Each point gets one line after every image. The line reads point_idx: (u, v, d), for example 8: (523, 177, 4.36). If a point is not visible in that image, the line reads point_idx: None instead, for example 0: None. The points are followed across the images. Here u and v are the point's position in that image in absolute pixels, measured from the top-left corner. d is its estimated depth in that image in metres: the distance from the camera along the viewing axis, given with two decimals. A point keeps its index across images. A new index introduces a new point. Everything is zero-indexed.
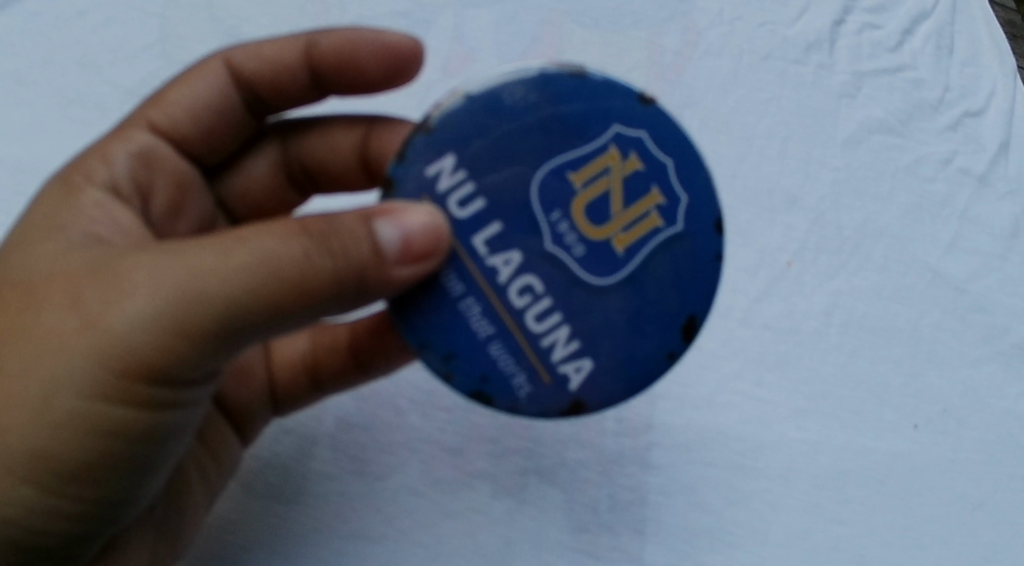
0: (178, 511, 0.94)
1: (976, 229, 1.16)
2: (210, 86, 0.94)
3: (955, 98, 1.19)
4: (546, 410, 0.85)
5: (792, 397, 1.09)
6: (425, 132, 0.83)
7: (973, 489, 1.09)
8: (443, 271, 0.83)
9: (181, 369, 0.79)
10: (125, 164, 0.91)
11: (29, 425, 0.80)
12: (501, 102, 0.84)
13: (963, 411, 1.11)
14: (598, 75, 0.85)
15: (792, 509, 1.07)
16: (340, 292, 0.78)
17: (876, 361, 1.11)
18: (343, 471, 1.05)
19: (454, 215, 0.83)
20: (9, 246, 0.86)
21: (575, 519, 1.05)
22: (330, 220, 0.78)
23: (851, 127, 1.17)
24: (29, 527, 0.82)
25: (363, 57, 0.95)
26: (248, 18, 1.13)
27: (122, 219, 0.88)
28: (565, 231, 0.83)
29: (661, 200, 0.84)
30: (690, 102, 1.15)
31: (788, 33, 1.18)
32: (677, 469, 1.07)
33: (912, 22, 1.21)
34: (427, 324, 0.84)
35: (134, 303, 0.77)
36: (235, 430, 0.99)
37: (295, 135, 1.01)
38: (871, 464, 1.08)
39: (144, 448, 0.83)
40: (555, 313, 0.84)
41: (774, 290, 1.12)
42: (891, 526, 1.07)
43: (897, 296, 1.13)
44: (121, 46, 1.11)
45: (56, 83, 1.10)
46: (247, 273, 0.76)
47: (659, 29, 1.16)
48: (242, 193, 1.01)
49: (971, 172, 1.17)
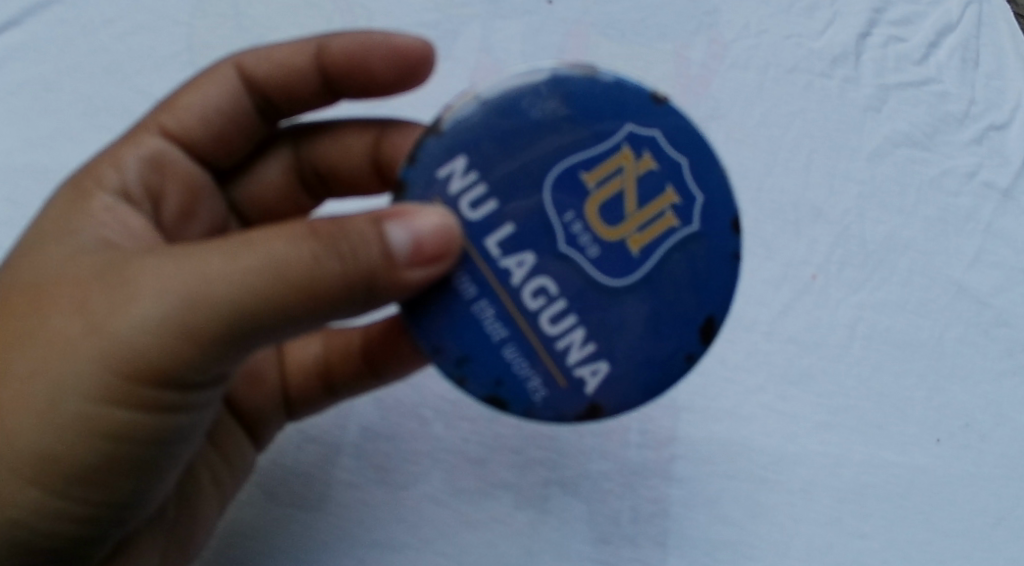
0: (189, 513, 0.94)
1: (1000, 243, 1.15)
2: (221, 91, 0.94)
3: (981, 111, 1.18)
4: (562, 415, 0.84)
5: (815, 411, 1.09)
6: (437, 134, 0.83)
7: (995, 504, 1.08)
8: (455, 274, 0.82)
9: (188, 373, 0.79)
10: (135, 170, 0.90)
11: (37, 427, 0.80)
12: (514, 105, 0.83)
13: (986, 426, 1.10)
14: (610, 75, 0.84)
15: (815, 523, 1.06)
16: (350, 295, 0.78)
17: (900, 376, 1.10)
18: (367, 479, 1.05)
19: (467, 217, 0.82)
20: (21, 251, 0.86)
21: (598, 530, 1.04)
22: (340, 223, 0.77)
23: (877, 140, 1.16)
24: (34, 528, 0.82)
25: (375, 61, 0.94)
26: (276, 27, 1.13)
27: (134, 225, 0.88)
28: (579, 232, 0.82)
29: (676, 199, 0.83)
30: (716, 114, 1.15)
31: (815, 45, 1.17)
32: (701, 482, 1.06)
33: (939, 34, 1.19)
34: (440, 327, 0.83)
35: (141, 306, 0.77)
36: (246, 434, 0.98)
37: (307, 140, 1.00)
38: (894, 478, 1.08)
39: (149, 452, 0.82)
40: (570, 315, 0.83)
41: (799, 303, 1.11)
42: (911, 540, 1.07)
43: (921, 310, 1.12)
44: (149, 54, 1.12)
45: (84, 90, 1.11)
46: (255, 277, 0.76)
47: (686, 41, 1.16)
48: (255, 199, 1.00)
49: (996, 186, 1.16)
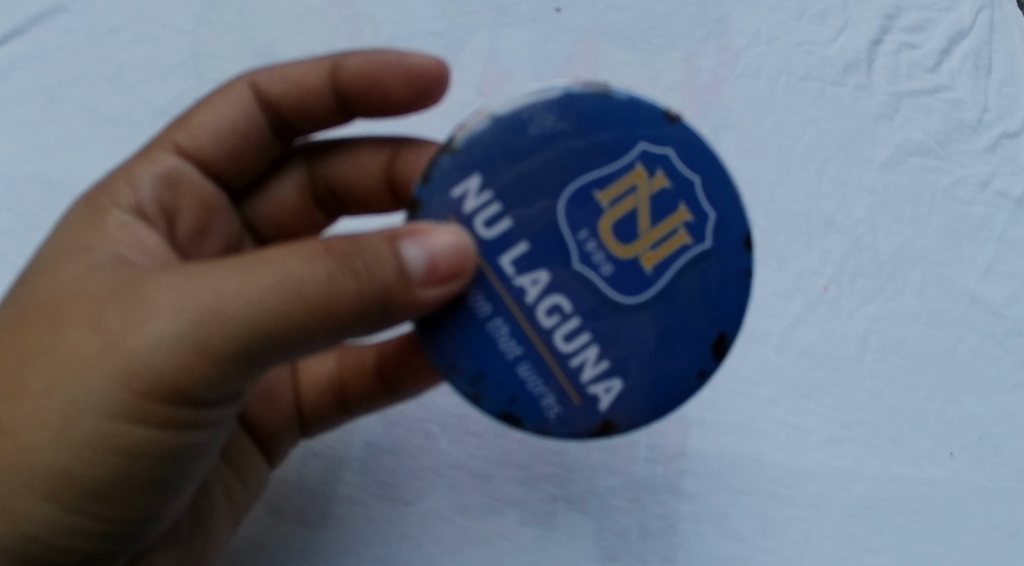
0: (203, 531, 0.93)
1: (1014, 253, 1.13)
2: (236, 109, 0.92)
3: (995, 118, 1.16)
4: (575, 432, 0.83)
5: (827, 424, 1.07)
6: (450, 153, 0.81)
7: (1008, 518, 1.07)
8: (469, 292, 0.81)
9: (202, 391, 0.78)
10: (150, 187, 0.89)
11: (51, 443, 0.78)
12: (529, 123, 0.82)
13: (1000, 438, 1.09)
14: (622, 93, 0.83)
15: (825, 538, 1.05)
16: (366, 314, 0.77)
17: (912, 389, 1.09)
18: (372, 495, 1.03)
19: (481, 235, 0.81)
20: (35, 267, 0.84)
21: (606, 547, 1.03)
22: (356, 241, 0.76)
23: (889, 149, 1.14)
24: (48, 543, 0.81)
25: (389, 80, 0.93)
26: (282, 37, 1.12)
27: (147, 241, 0.86)
28: (593, 250, 0.81)
29: (689, 217, 0.82)
30: (727, 124, 1.13)
31: (826, 53, 1.16)
32: (710, 497, 1.05)
33: (951, 40, 1.17)
34: (453, 345, 0.82)
35: (156, 324, 0.76)
36: (260, 451, 0.97)
37: (321, 158, 0.99)
38: (906, 492, 1.07)
39: (163, 468, 0.81)
40: (585, 332, 0.81)
41: (811, 315, 1.10)
42: (923, 555, 1.06)
43: (934, 321, 1.11)
44: (154, 62, 1.11)
45: (88, 99, 1.10)
46: (271, 295, 0.75)
47: (696, 49, 1.14)
48: (269, 216, 0.99)
49: (1009, 195, 1.15)
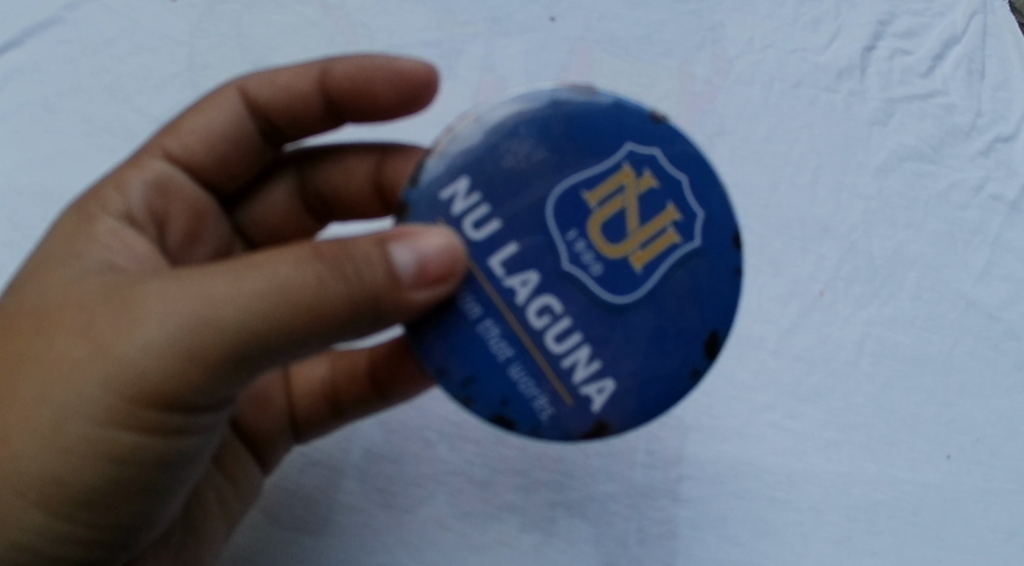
0: (196, 535, 0.93)
1: (1009, 256, 1.14)
2: (225, 116, 0.93)
3: (988, 123, 1.16)
4: (568, 433, 0.83)
5: (825, 428, 1.08)
6: (438, 155, 0.82)
7: (1006, 520, 1.07)
8: (459, 294, 0.81)
9: (192, 396, 0.78)
10: (140, 193, 0.90)
11: (42, 450, 0.79)
12: (516, 127, 0.83)
13: (997, 441, 1.09)
14: (609, 95, 0.84)
15: (824, 541, 1.05)
16: (355, 317, 0.77)
17: (908, 392, 1.09)
18: (372, 503, 1.04)
19: (470, 236, 0.81)
20: (25, 275, 0.85)
21: (605, 552, 1.04)
22: (344, 244, 0.76)
23: (883, 154, 1.15)
24: (40, 551, 0.81)
25: (378, 84, 0.93)
26: (278, 47, 1.13)
27: (139, 248, 0.87)
28: (582, 250, 0.82)
29: (678, 216, 0.83)
30: (721, 131, 1.14)
31: (819, 59, 1.16)
32: (709, 502, 1.05)
33: (944, 46, 1.17)
34: (444, 347, 0.82)
35: (146, 329, 0.76)
36: (252, 455, 0.97)
37: (311, 164, 0.99)
38: (903, 495, 1.07)
39: (155, 475, 0.81)
40: (575, 332, 0.82)
41: (807, 320, 1.10)
42: (921, 557, 1.06)
43: (931, 325, 1.11)
44: (151, 74, 1.11)
45: (85, 111, 1.11)
46: (260, 300, 0.75)
47: (689, 57, 1.15)
48: (262, 221, 1.00)
49: (1003, 199, 1.15)
